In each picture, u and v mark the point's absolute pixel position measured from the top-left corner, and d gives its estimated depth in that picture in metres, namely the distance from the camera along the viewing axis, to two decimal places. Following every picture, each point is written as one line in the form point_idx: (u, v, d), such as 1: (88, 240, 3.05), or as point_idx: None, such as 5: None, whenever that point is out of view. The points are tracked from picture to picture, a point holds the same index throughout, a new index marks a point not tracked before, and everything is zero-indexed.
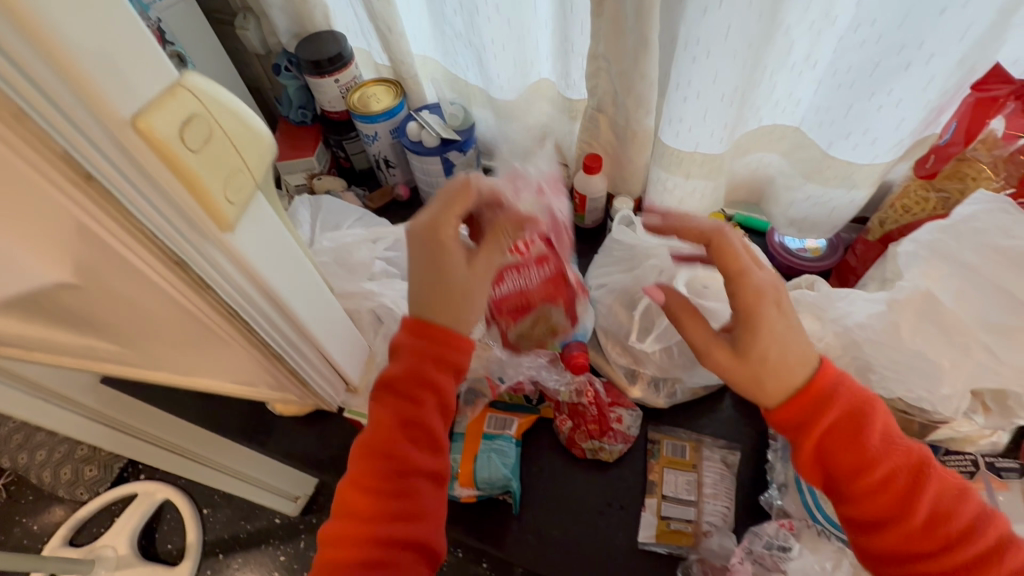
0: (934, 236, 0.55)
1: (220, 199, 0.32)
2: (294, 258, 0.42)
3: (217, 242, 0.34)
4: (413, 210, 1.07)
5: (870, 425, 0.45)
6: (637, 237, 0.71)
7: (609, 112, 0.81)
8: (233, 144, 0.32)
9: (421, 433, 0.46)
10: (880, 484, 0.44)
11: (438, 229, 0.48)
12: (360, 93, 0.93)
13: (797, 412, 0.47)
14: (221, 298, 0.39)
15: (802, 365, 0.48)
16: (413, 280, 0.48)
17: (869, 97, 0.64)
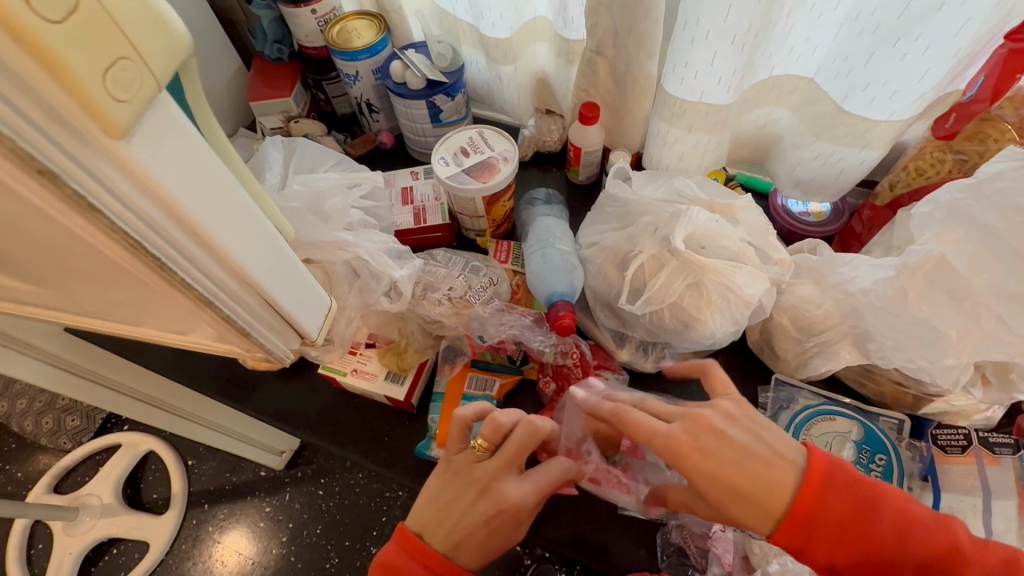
0: (955, 197, 0.50)
1: (104, 96, 0.23)
2: (237, 199, 0.33)
3: (109, 153, 0.25)
4: (398, 160, 1.01)
5: (877, 519, 0.43)
6: (632, 192, 0.67)
7: (608, 56, 0.75)
8: (118, 22, 0.23)
9: None
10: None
11: (495, 515, 0.50)
12: (340, 27, 0.86)
13: (787, 542, 0.45)
14: (126, 233, 0.28)
15: (772, 490, 0.45)
16: (431, 499, 0.53)
17: (894, 43, 0.58)
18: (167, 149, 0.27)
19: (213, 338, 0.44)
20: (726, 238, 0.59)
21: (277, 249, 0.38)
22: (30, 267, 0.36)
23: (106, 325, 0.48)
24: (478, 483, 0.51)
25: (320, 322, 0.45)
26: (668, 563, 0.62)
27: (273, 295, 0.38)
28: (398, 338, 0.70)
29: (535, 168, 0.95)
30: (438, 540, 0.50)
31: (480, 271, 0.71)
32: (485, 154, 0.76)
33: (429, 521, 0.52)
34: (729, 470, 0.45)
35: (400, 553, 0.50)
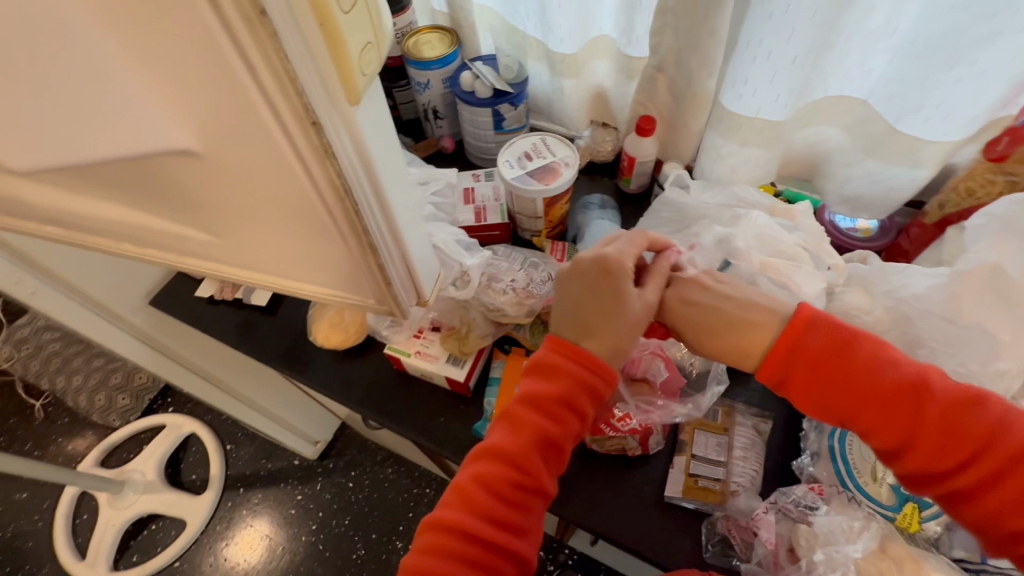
0: (1010, 209, 0.53)
1: (355, 70, 0.30)
2: (397, 163, 0.40)
3: (342, 117, 0.32)
4: (456, 163, 1.07)
5: (858, 356, 0.50)
6: (689, 198, 0.71)
7: (669, 72, 0.81)
8: (367, 16, 0.30)
9: (547, 428, 0.54)
10: (884, 405, 0.49)
11: (607, 312, 0.56)
12: (415, 39, 0.93)
13: (882, 423, 0.49)
14: (343, 172, 0.34)
15: (891, 370, 0.49)
16: (562, 308, 0.59)
17: (949, 68, 0.62)
18: (371, 116, 0.35)
19: (347, 287, 0.50)
20: (781, 241, 0.64)
21: (412, 208, 0.44)
22: (218, 210, 0.43)
23: (233, 281, 0.54)
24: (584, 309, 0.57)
25: (433, 282, 0.52)
26: (712, 553, 0.64)
27: (410, 250, 0.45)
28: (460, 325, 0.74)
29: (587, 176, 1.00)
30: (509, 444, 0.54)
31: (539, 266, 0.76)
32: (548, 158, 0.82)
33: (500, 437, 0.55)
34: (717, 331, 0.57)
35: (554, 352, 0.56)
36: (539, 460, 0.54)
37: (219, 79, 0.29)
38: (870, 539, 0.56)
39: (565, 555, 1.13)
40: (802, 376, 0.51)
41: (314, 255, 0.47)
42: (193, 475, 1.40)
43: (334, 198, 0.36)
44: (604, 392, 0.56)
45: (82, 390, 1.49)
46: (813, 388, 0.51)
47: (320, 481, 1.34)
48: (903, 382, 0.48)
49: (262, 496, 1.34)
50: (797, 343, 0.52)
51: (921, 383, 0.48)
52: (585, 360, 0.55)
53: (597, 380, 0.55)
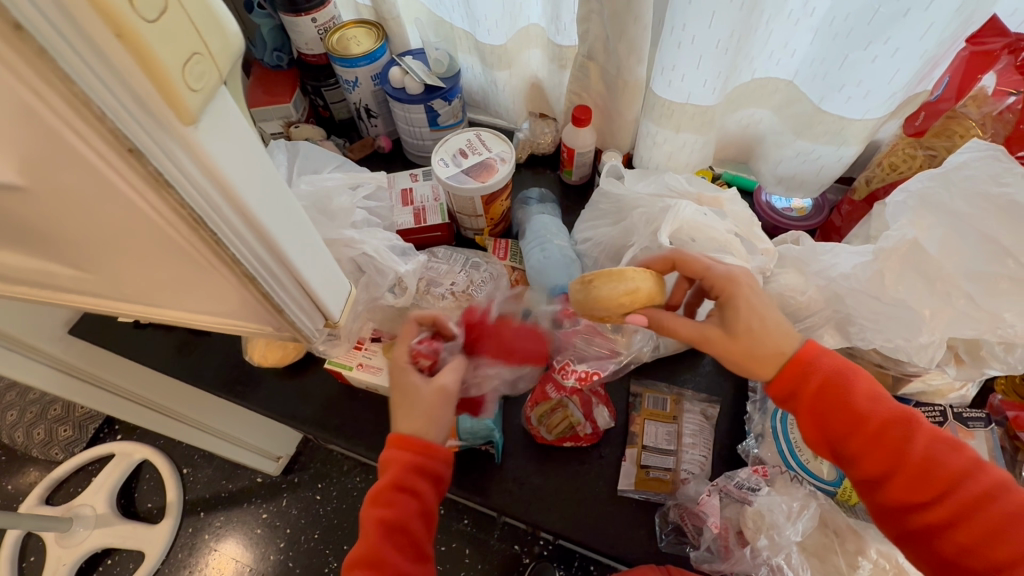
0: (926, 184, 0.53)
1: (184, 88, 0.27)
2: (276, 183, 0.37)
3: (181, 141, 0.29)
4: (395, 162, 1.04)
5: (854, 386, 0.50)
6: (626, 189, 0.70)
7: (600, 60, 0.79)
8: (195, 25, 0.27)
9: (396, 517, 0.49)
10: (879, 439, 0.49)
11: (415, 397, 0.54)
12: (340, 35, 0.89)
13: (847, 438, 0.50)
14: (186, 203, 0.32)
15: (883, 407, 0.50)
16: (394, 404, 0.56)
17: (866, 46, 0.62)
18: (226, 133, 0.31)
19: (246, 317, 0.48)
20: (713, 230, 0.62)
21: (301, 220, 0.40)
22: (85, 247, 0.40)
23: (134, 307, 0.50)
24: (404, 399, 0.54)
25: (342, 305, 0.50)
26: (667, 542, 0.64)
27: (301, 270, 0.42)
28: (402, 333, 0.72)
29: (529, 170, 0.98)
30: (362, 547, 0.49)
31: (481, 266, 0.75)
32: (483, 154, 0.80)
33: (358, 545, 0.50)
34: (773, 329, 0.52)
35: (389, 450, 0.52)
36: (392, 551, 0.49)
37: (27, 110, 0.26)
38: (808, 519, 0.57)
39: (540, 546, 0.97)
40: (805, 401, 0.51)
41: (203, 289, 0.44)
42: (149, 503, 1.32)
43: (184, 225, 0.34)
44: (435, 467, 0.52)
45: (17, 426, 1.38)
46: (817, 411, 0.51)
47: (285, 497, 1.27)
48: (893, 422, 0.49)
49: (225, 518, 1.27)
50: (807, 372, 0.51)
51: (896, 414, 0.49)
52: (403, 443, 0.51)
53: (422, 458, 0.51)
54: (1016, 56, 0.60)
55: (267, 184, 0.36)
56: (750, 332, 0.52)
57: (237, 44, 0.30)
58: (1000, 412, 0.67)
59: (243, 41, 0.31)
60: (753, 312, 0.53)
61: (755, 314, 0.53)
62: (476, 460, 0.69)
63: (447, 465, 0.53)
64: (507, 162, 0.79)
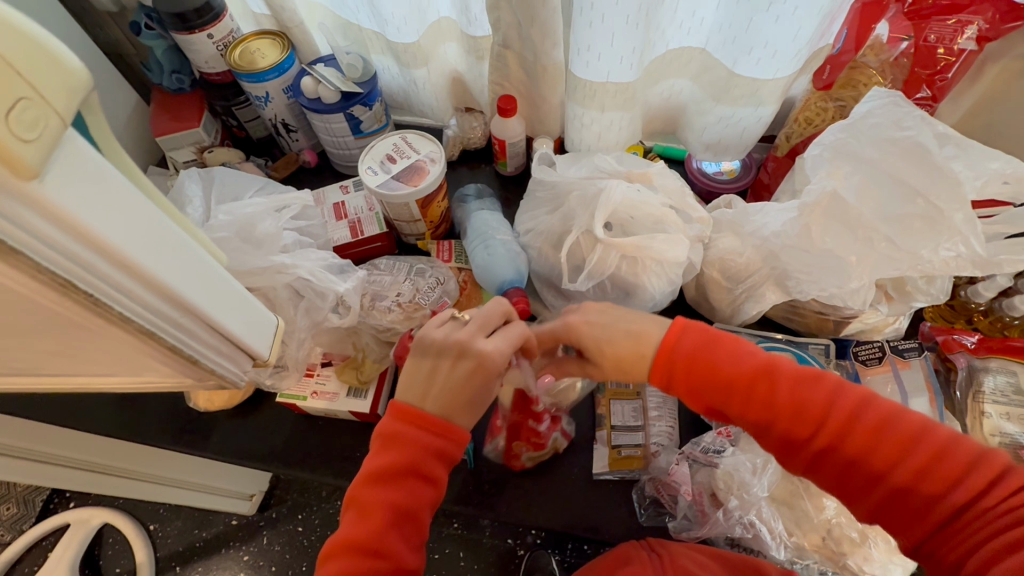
0: (838, 137, 0.56)
1: (9, 138, 0.24)
2: (156, 224, 0.34)
3: (23, 198, 0.27)
4: (325, 176, 1.00)
5: (715, 351, 0.50)
6: (559, 175, 0.69)
7: (516, 49, 0.77)
8: (13, 65, 0.25)
9: (400, 501, 0.47)
10: (749, 398, 0.48)
11: (482, 385, 0.50)
12: (242, 49, 0.83)
13: (725, 404, 0.49)
14: (41, 265, 0.29)
15: (743, 362, 0.49)
16: (434, 390, 0.50)
17: (768, 7, 0.64)
18: (81, 185, 0.29)
19: (161, 373, 0.44)
20: (647, 205, 0.62)
21: (202, 263, 0.38)
22: None
23: (46, 374, 0.46)
24: (445, 395, 0.49)
25: (270, 342, 0.47)
26: (646, 516, 0.65)
27: (211, 311, 0.39)
28: (354, 352, 0.69)
29: (464, 166, 0.96)
30: (359, 532, 0.46)
31: (425, 273, 0.73)
32: (413, 158, 0.77)
33: (350, 527, 0.47)
34: (626, 331, 0.53)
35: (396, 424, 0.49)
36: (394, 534, 0.46)
37: None
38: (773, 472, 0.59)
39: (531, 536, 0.95)
40: (681, 381, 0.51)
41: (103, 353, 0.40)
42: (119, 568, 1.20)
43: (59, 295, 0.31)
44: (453, 450, 0.49)
45: None
46: (694, 386, 0.50)
47: (265, 534, 1.16)
48: (755, 374, 0.48)
49: (204, 568, 1.16)
50: (670, 355, 0.51)
51: (761, 367, 0.48)
52: (421, 423, 0.48)
53: (439, 441, 0.48)
54: (902, 4, 0.65)
55: (142, 227, 0.33)
56: (614, 371, 0.54)
57: (78, 82, 0.28)
58: (931, 337, 0.72)
59: (88, 76, 0.28)
60: (605, 355, 0.54)
61: (608, 355, 0.54)
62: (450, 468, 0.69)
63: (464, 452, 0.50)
64: (436, 162, 0.77)
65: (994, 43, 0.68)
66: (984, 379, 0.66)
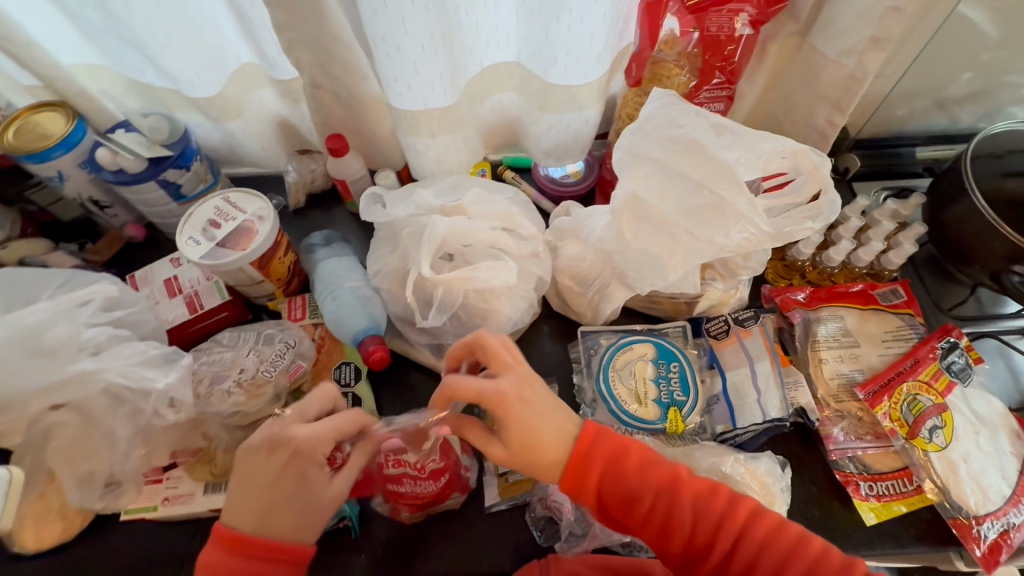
0: (629, 139, 0.57)
1: None
2: None
3: None
4: (160, 248, 0.91)
5: (624, 464, 0.53)
6: (391, 212, 0.66)
7: (328, 87, 0.74)
8: None
9: None
10: (650, 508, 0.53)
11: (292, 479, 0.52)
12: (18, 127, 0.73)
13: (631, 514, 0.54)
14: None
15: (651, 476, 0.53)
16: (248, 499, 0.51)
17: (557, 18, 0.65)
18: None
19: None
20: (479, 232, 0.62)
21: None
22: None
23: None
24: (261, 500, 0.51)
25: None
26: (544, 537, 0.64)
27: None
28: (205, 444, 0.63)
29: (315, 210, 0.91)
30: None
31: (274, 339, 0.67)
32: (238, 219, 0.71)
33: None
34: (543, 439, 0.53)
35: (224, 553, 0.50)
36: None
37: None
38: None
39: None
40: (590, 494, 0.54)
41: None
42: None
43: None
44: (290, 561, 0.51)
45: None
46: (603, 496, 0.54)
47: None
48: (660, 489, 0.53)
49: None
50: (581, 465, 0.53)
51: (665, 481, 0.53)
52: (247, 547, 0.50)
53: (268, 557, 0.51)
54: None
55: None
56: (526, 448, 0.53)
57: None
58: (770, 299, 0.77)
59: None
60: (526, 429, 0.53)
61: (528, 429, 0.53)
62: (334, 540, 0.65)
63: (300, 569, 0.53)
64: (263, 219, 0.71)
65: (768, 24, 0.74)
66: (818, 329, 0.73)
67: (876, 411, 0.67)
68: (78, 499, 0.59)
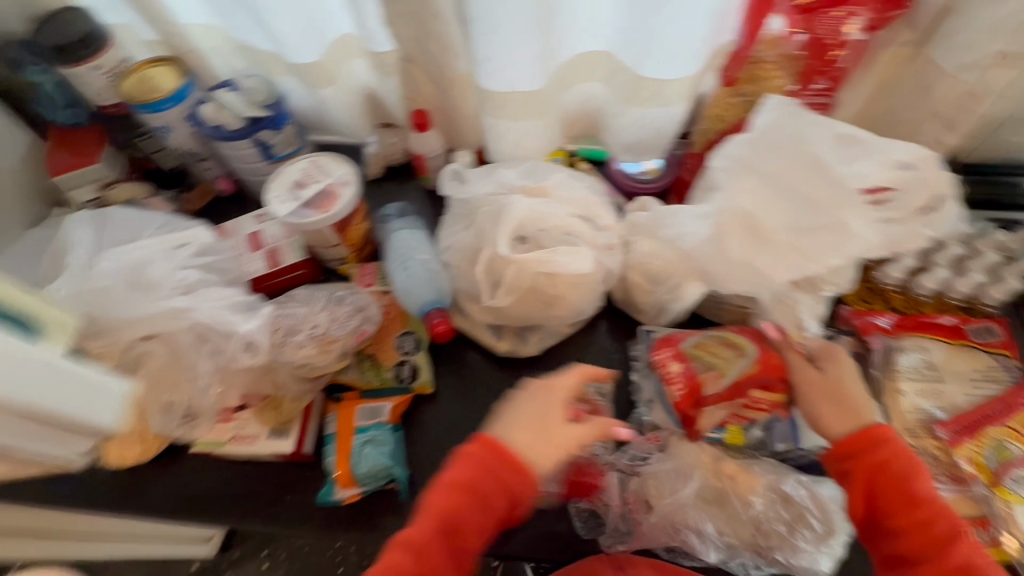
0: (733, 138, 0.57)
1: None
2: None
3: None
4: (245, 204, 0.96)
5: (913, 479, 0.54)
6: (467, 190, 0.68)
7: (420, 62, 0.76)
8: None
9: (490, 502, 0.53)
10: (920, 524, 0.52)
11: (547, 412, 0.57)
12: (137, 78, 0.78)
13: (897, 522, 0.53)
14: None
15: (936, 509, 0.52)
16: (516, 418, 0.57)
17: (659, 9, 0.64)
18: None
19: None
20: (554, 217, 0.63)
21: (34, 357, 0.48)
22: None
23: None
24: (529, 429, 0.56)
25: None
26: (586, 529, 0.64)
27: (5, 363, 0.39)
28: (273, 391, 0.67)
29: (390, 183, 0.94)
30: (432, 520, 0.53)
31: (345, 300, 0.70)
32: (323, 181, 0.74)
33: (440, 503, 0.53)
34: (859, 400, 0.58)
35: (486, 455, 0.54)
36: (473, 528, 0.53)
37: None
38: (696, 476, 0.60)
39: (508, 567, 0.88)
40: (864, 480, 0.55)
41: None
42: None
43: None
44: (518, 487, 0.54)
45: None
46: (875, 490, 0.54)
47: None
48: (947, 519, 0.52)
49: None
50: (862, 448, 0.55)
51: (950, 523, 0.52)
52: (509, 464, 0.54)
53: (509, 471, 0.54)
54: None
55: None
56: (842, 388, 0.59)
57: None
58: (848, 321, 0.72)
59: None
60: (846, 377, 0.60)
61: (841, 381, 0.59)
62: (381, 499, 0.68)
63: (528, 492, 0.55)
64: (346, 184, 0.74)
65: (882, 31, 0.69)
66: (900, 359, 0.69)
67: (956, 454, 0.63)
68: (162, 428, 0.64)
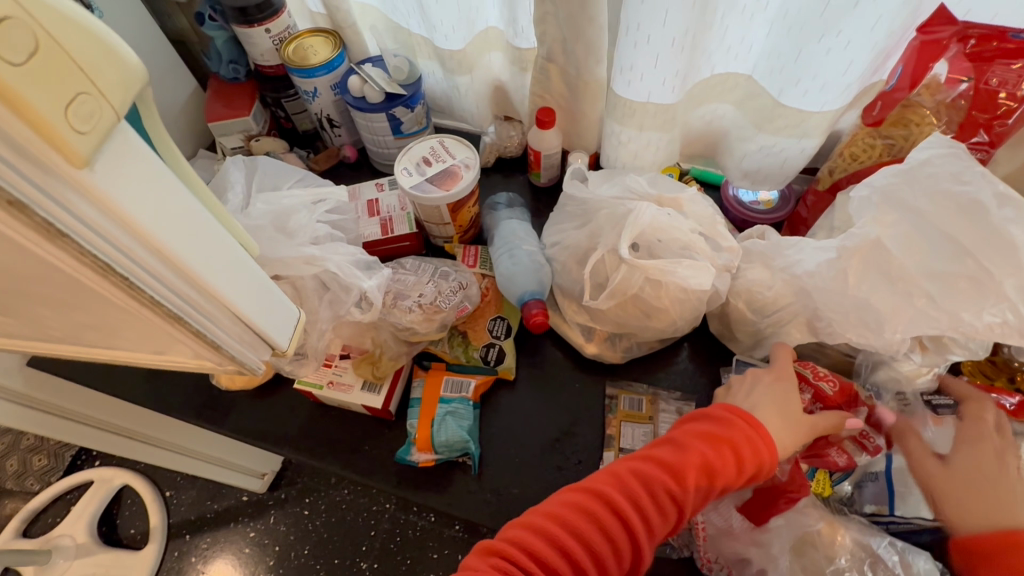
0: (889, 180, 0.56)
1: (66, 129, 0.26)
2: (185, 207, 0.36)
3: (77, 187, 0.29)
4: (363, 172, 1.03)
5: None
6: (590, 190, 0.69)
7: (560, 63, 0.78)
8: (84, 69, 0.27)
9: (710, 468, 0.50)
10: None
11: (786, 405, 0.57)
12: (296, 45, 0.86)
13: None
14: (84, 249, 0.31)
15: None
16: (763, 402, 0.57)
17: (819, 39, 0.62)
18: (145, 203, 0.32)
19: (189, 354, 0.46)
20: (676, 230, 0.62)
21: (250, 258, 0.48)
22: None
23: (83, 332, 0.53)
24: (780, 414, 0.56)
25: (290, 333, 0.49)
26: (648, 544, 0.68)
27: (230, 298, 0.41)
28: (372, 348, 0.71)
29: (499, 173, 0.97)
30: (660, 463, 0.51)
31: (450, 275, 0.73)
32: (447, 162, 0.78)
33: (661, 454, 0.51)
34: (994, 482, 0.53)
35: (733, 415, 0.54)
36: (693, 492, 0.50)
37: None
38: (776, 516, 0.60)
39: None
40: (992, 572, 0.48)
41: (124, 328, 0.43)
42: (133, 529, 0.99)
43: (117, 287, 0.35)
44: (759, 457, 0.52)
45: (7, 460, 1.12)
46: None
47: (272, 512, 0.95)
48: None
49: (212, 539, 0.96)
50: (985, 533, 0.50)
51: None
52: (754, 427, 0.53)
53: (755, 437, 0.52)
54: (965, 43, 0.62)
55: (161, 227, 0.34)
56: (977, 473, 0.54)
57: (132, 81, 0.30)
58: None
59: (141, 71, 0.30)
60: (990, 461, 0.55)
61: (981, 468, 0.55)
62: (453, 470, 0.71)
63: (765, 469, 0.53)
64: (468, 166, 0.78)
65: None
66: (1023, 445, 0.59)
67: None
68: (275, 360, 0.67)
